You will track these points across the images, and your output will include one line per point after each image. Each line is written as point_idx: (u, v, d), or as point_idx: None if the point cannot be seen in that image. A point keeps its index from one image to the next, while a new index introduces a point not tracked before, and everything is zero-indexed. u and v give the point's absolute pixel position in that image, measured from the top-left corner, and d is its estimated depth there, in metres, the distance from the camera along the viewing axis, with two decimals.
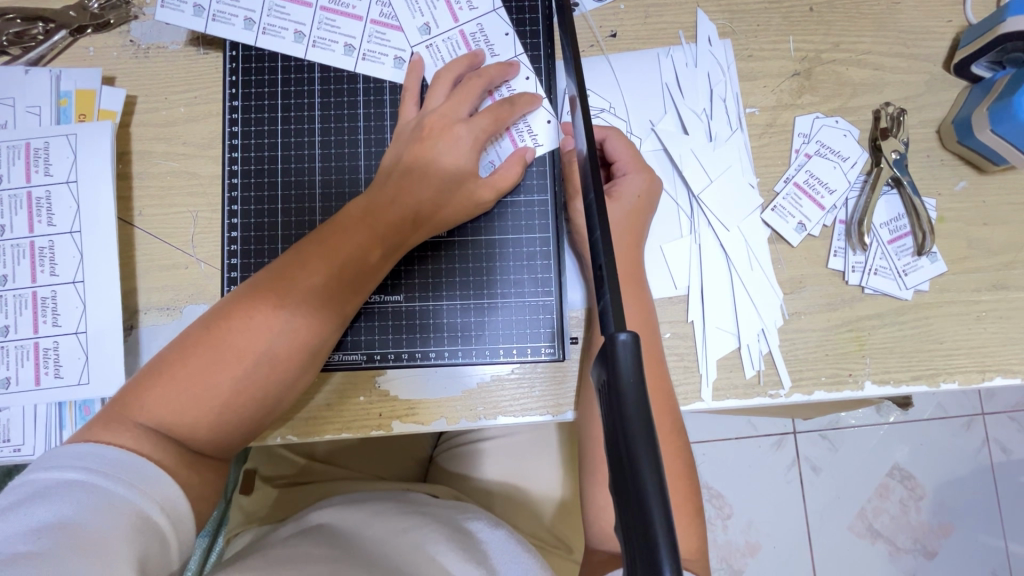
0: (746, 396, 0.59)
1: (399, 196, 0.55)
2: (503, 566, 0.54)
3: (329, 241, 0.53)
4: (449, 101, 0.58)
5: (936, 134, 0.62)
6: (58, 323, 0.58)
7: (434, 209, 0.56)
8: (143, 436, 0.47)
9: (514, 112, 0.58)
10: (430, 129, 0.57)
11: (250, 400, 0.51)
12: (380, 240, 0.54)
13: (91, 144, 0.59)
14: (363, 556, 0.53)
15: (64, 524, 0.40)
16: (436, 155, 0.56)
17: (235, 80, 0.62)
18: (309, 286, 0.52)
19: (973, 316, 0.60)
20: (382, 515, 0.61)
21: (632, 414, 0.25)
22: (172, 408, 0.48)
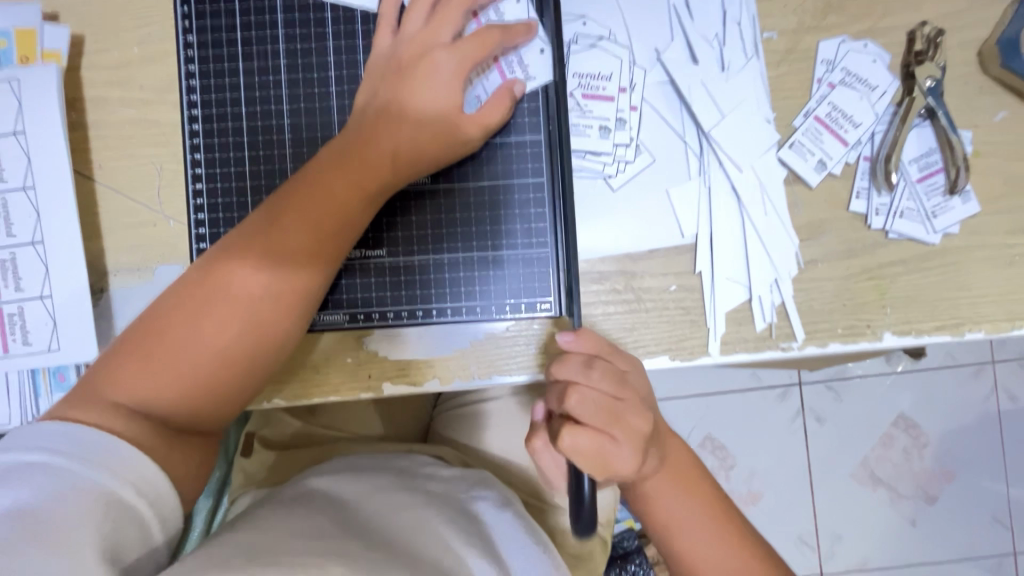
0: (756, 350, 0.55)
1: (376, 138, 0.50)
2: (507, 551, 0.57)
3: (304, 195, 0.48)
4: (429, 27, 0.52)
5: (976, 57, 0.56)
6: (21, 287, 0.54)
7: (416, 151, 0.50)
8: (121, 414, 0.45)
9: (504, 38, 0.52)
10: (409, 60, 0.51)
11: (235, 368, 0.48)
12: (359, 189, 0.49)
13: (38, 90, 0.54)
14: (359, 527, 0.53)
15: (27, 511, 0.38)
16: (417, 90, 0.50)
17: (188, 12, 0.56)
18: (287, 244, 0.48)
19: (1003, 260, 0.55)
20: (382, 490, 0.60)
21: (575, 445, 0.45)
22: (153, 385, 0.46)
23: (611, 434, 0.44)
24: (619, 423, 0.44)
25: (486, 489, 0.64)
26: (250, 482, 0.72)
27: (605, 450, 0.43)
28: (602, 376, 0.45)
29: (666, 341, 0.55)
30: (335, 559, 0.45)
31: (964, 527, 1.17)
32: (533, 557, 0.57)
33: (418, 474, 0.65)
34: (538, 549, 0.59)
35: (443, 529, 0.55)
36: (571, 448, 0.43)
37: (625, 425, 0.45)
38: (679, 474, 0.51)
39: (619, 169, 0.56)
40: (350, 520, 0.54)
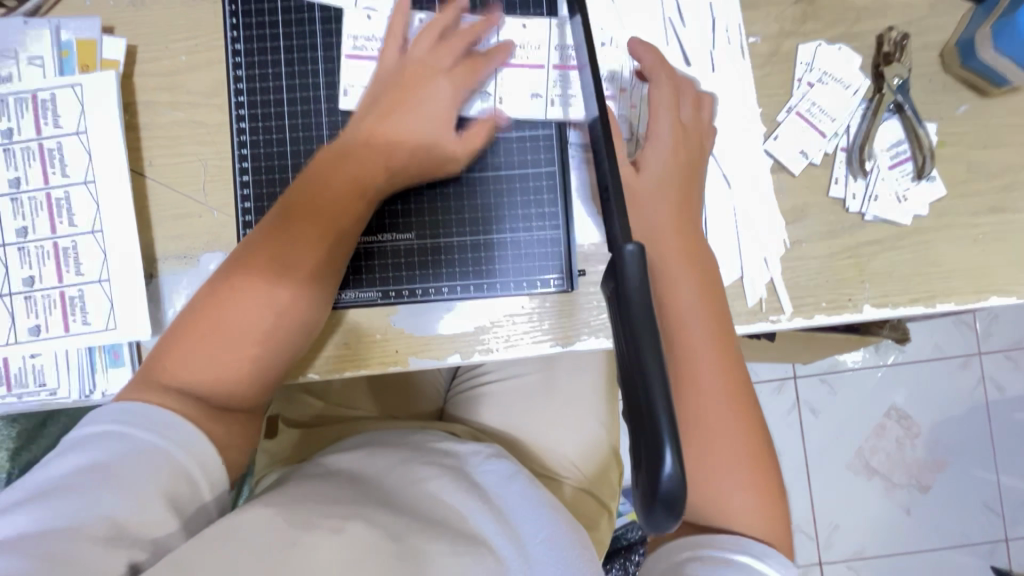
0: (748, 322, 0.61)
1: (378, 149, 0.56)
2: (519, 519, 0.61)
3: (317, 198, 0.54)
4: (426, 51, 0.58)
5: (939, 58, 0.62)
6: (80, 272, 0.59)
7: (421, 153, 0.57)
8: (166, 394, 0.50)
9: (489, 58, 0.59)
10: (409, 78, 0.58)
11: (261, 353, 0.53)
12: (364, 194, 0.55)
13: (98, 94, 0.60)
14: (385, 497, 0.58)
15: (102, 466, 0.45)
16: (416, 109, 0.57)
17: (236, 23, 0.62)
18: (305, 240, 0.54)
19: (969, 240, 0.61)
20: (402, 462, 0.66)
21: (653, 387, 0.31)
22: (191, 372, 0.51)
23: (681, 152, 0.57)
24: (686, 140, 0.57)
25: (497, 463, 0.69)
26: (277, 460, 0.78)
27: (683, 154, 0.57)
28: (672, 132, 0.57)
29: None
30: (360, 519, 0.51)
31: (955, 509, 1.22)
32: (544, 523, 0.62)
33: (435, 448, 0.70)
34: (549, 515, 0.63)
35: (457, 499, 0.61)
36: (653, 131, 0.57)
37: (689, 167, 0.57)
38: (728, 371, 0.54)
39: None
40: (377, 491, 0.59)
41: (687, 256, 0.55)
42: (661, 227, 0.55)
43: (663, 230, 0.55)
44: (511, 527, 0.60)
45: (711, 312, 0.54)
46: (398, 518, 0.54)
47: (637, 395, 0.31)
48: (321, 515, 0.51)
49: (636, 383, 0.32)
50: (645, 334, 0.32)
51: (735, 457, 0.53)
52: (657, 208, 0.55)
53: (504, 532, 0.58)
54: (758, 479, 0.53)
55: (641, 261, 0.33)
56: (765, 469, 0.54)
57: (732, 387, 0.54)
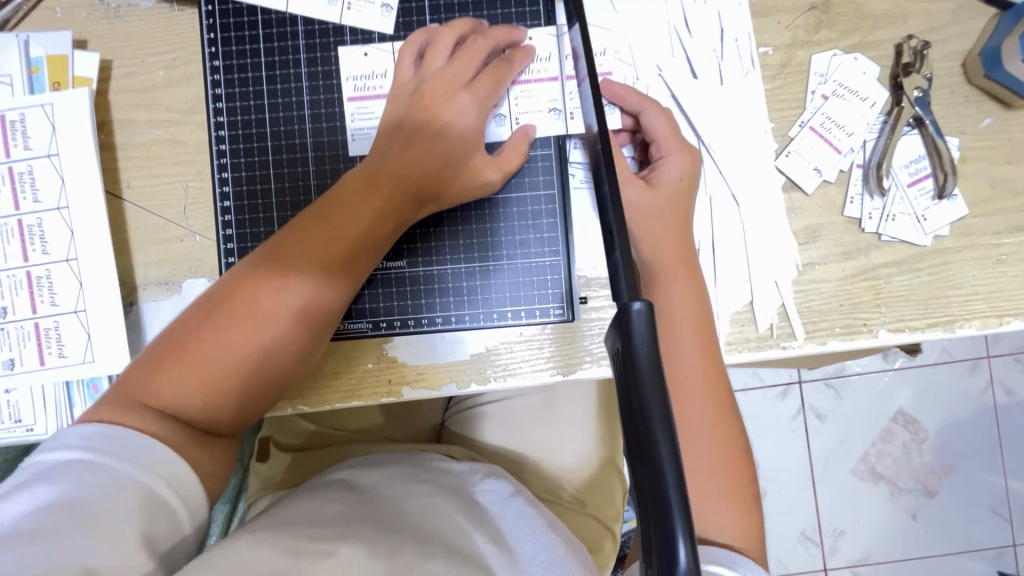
0: (759, 349, 0.58)
1: (403, 171, 0.52)
2: (519, 542, 0.58)
3: (331, 219, 0.51)
4: (451, 65, 0.54)
5: (961, 68, 0.59)
6: (56, 302, 0.57)
7: (441, 181, 0.53)
8: (150, 415, 0.47)
9: (513, 68, 0.56)
10: (432, 95, 0.54)
11: (256, 381, 0.50)
12: (383, 219, 0.52)
13: (70, 114, 0.56)
14: (376, 518, 0.55)
15: (69, 502, 0.41)
16: (442, 128, 0.53)
17: (214, 38, 0.59)
18: (316, 264, 0.50)
19: (991, 260, 0.58)
20: (398, 479, 0.65)
21: (660, 445, 0.27)
22: (180, 390, 0.48)
23: (679, 173, 0.55)
24: (682, 154, 0.55)
25: (498, 481, 0.67)
26: (269, 485, 0.76)
27: (682, 176, 0.55)
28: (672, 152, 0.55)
29: None
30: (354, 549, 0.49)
31: (963, 518, 1.19)
32: (543, 543, 0.59)
33: (432, 465, 0.69)
34: (551, 535, 0.60)
35: (454, 518, 0.59)
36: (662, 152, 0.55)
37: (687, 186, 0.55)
38: (718, 399, 0.52)
39: None
40: (369, 512, 0.56)
41: (682, 278, 0.53)
42: (659, 246, 0.54)
43: (660, 248, 0.54)
44: (508, 552, 0.57)
45: (706, 339, 0.53)
46: (393, 537, 0.52)
47: (639, 451, 0.27)
48: (314, 540, 0.49)
49: (638, 435, 0.27)
50: (652, 390, 0.27)
51: (716, 489, 0.50)
52: (652, 230, 0.54)
53: (501, 552, 0.56)
54: (744, 524, 0.50)
55: (647, 323, 0.29)
56: (747, 505, 0.51)
57: (723, 425, 0.52)
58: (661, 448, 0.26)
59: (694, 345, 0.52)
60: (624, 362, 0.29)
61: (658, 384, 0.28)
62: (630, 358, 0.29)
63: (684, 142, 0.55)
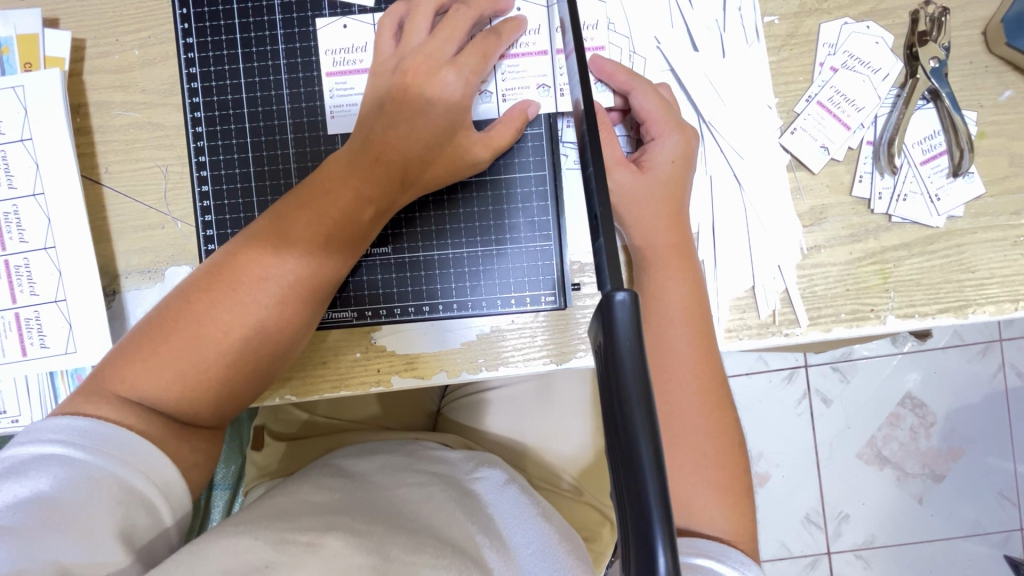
0: (760, 336, 0.55)
1: (385, 153, 0.49)
2: (510, 531, 0.58)
3: (310, 206, 0.49)
4: (433, 39, 0.51)
5: (981, 37, 0.55)
6: (35, 292, 0.55)
7: (424, 164, 0.51)
8: (129, 408, 0.46)
9: (501, 42, 0.53)
10: (413, 71, 0.51)
11: (234, 372, 0.48)
12: (364, 203, 0.49)
13: (42, 96, 0.54)
14: (366, 508, 0.54)
15: (43, 500, 0.41)
16: (425, 105, 0.50)
17: (188, 15, 0.56)
18: (295, 249, 0.48)
19: (1008, 242, 0.55)
20: (390, 468, 0.64)
21: (641, 439, 0.25)
22: (154, 383, 0.47)
23: (672, 151, 0.52)
24: (678, 133, 0.52)
25: (493, 469, 0.66)
26: (264, 473, 0.75)
27: (680, 156, 0.52)
28: (667, 130, 0.52)
29: None
30: (343, 537, 0.48)
31: (971, 503, 1.17)
32: (535, 531, 0.58)
33: (425, 453, 0.68)
34: (543, 524, 0.59)
35: (445, 507, 0.57)
36: (656, 131, 0.52)
37: (683, 168, 0.52)
38: (710, 392, 0.50)
39: None
40: (359, 500, 0.56)
41: (677, 265, 0.51)
42: (648, 232, 0.51)
43: (652, 235, 0.51)
44: (498, 541, 0.56)
45: (699, 326, 0.51)
46: (380, 528, 0.51)
47: (618, 441, 0.25)
48: (300, 530, 0.48)
49: (618, 431, 0.25)
50: (635, 385, 0.25)
51: (706, 482, 0.49)
52: (643, 212, 0.51)
53: (490, 542, 0.55)
54: (736, 517, 0.49)
55: (631, 313, 0.26)
56: (739, 498, 0.49)
57: (714, 414, 0.50)
58: (642, 441, 0.25)
59: (685, 336, 0.50)
60: (605, 355, 0.27)
61: (641, 374, 0.26)
62: (611, 351, 0.26)
63: (678, 122, 0.52)
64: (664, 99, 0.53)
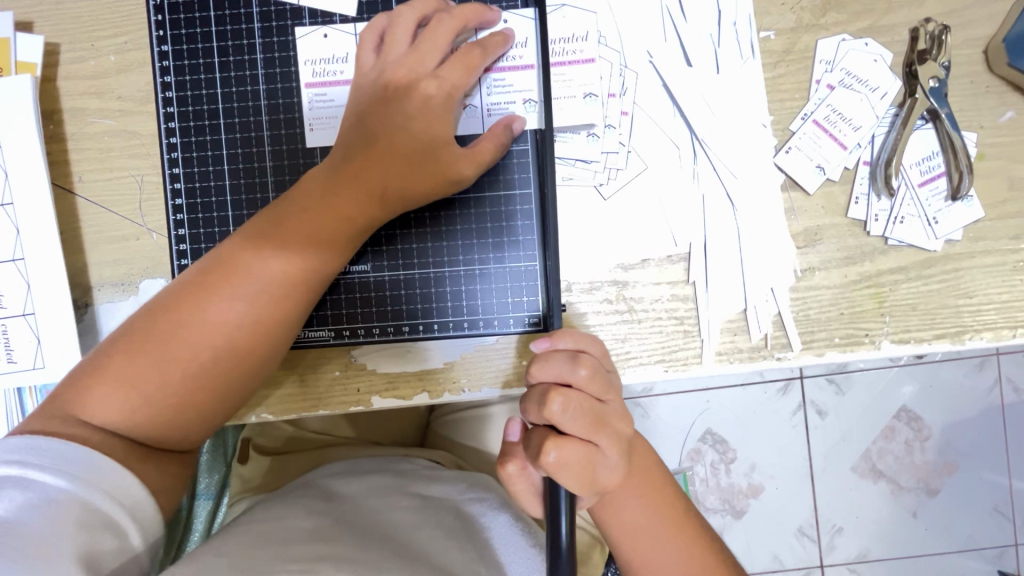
0: (750, 360, 0.54)
1: (363, 171, 0.48)
2: (509, 560, 0.57)
3: (284, 226, 0.48)
4: (414, 53, 0.50)
5: (982, 55, 0.53)
6: (3, 304, 0.53)
7: (404, 183, 0.49)
8: (90, 428, 0.45)
9: (486, 56, 0.51)
10: (394, 85, 0.49)
11: (207, 392, 0.47)
12: (342, 223, 0.48)
13: (12, 102, 0.52)
14: (354, 536, 0.52)
15: (0, 524, 0.39)
16: (405, 122, 0.49)
17: (163, 21, 0.54)
18: (269, 269, 0.47)
19: (1007, 266, 0.53)
20: (378, 490, 0.62)
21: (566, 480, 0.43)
22: (121, 404, 0.46)
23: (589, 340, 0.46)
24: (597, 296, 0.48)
25: (485, 492, 0.64)
26: (247, 488, 0.73)
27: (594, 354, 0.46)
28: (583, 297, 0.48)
29: (659, 353, 0.54)
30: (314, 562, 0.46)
31: (965, 520, 1.16)
32: (529, 558, 0.57)
33: (416, 475, 0.66)
34: (537, 555, 0.58)
35: (438, 538, 0.56)
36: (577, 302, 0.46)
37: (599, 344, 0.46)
38: (657, 488, 0.50)
39: (610, 177, 0.54)
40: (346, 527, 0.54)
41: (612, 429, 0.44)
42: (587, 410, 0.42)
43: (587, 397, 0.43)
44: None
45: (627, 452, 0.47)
46: (374, 555, 0.49)
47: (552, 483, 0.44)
48: (276, 559, 0.46)
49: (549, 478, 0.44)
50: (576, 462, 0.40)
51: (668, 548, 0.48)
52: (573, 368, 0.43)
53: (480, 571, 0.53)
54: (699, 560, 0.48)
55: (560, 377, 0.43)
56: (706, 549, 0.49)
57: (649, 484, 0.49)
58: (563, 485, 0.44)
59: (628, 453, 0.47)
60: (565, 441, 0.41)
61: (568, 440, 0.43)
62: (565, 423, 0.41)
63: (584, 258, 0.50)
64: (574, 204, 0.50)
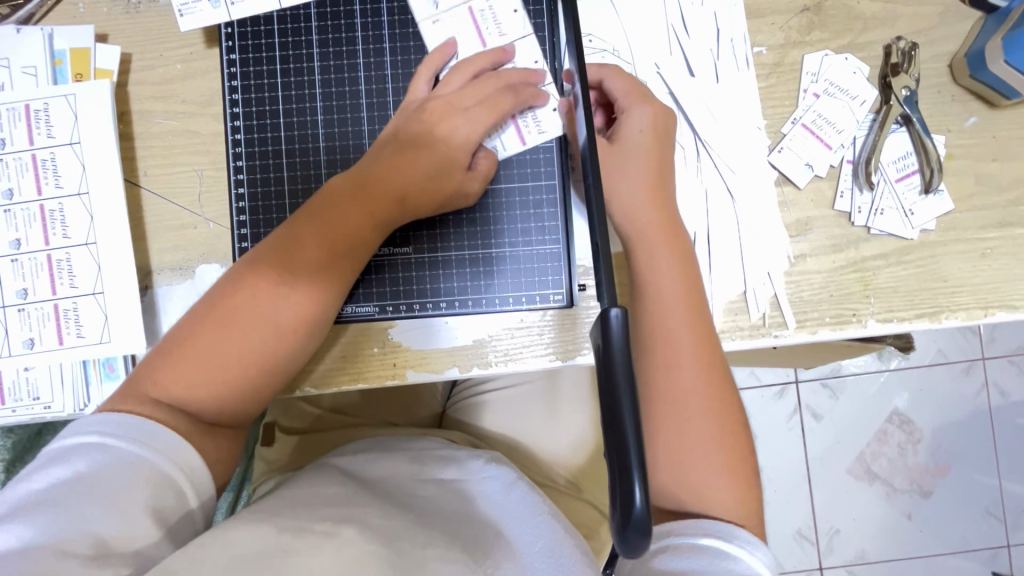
0: (751, 338, 0.60)
1: (394, 175, 0.55)
2: (519, 533, 0.58)
3: (327, 224, 0.53)
4: (460, 91, 0.57)
5: (948, 69, 0.61)
6: (74, 285, 0.59)
7: (430, 185, 0.55)
8: (160, 405, 0.50)
9: (516, 102, 0.57)
10: (432, 113, 0.56)
11: (251, 375, 0.52)
12: (376, 218, 0.54)
13: (90, 104, 0.59)
14: (383, 508, 0.57)
15: (82, 480, 0.45)
16: (430, 136, 0.56)
17: (231, 32, 0.61)
18: (305, 262, 0.52)
19: (976, 254, 0.60)
20: (403, 475, 0.66)
21: (620, 373, 0.34)
22: (183, 385, 0.51)
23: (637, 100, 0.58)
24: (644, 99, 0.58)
25: (498, 468, 0.67)
26: (275, 468, 0.78)
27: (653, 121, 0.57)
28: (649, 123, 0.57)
29: None
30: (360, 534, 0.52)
31: (958, 518, 1.21)
32: (543, 529, 0.59)
33: (431, 457, 0.69)
34: (550, 524, 0.60)
35: (455, 515, 0.60)
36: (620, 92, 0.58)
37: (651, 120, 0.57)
38: (713, 375, 0.54)
39: None
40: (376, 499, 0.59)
41: (664, 248, 0.55)
42: (637, 216, 0.56)
43: (638, 217, 0.56)
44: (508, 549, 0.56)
45: (696, 312, 0.55)
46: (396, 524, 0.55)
47: (611, 421, 0.34)
48: (321, 524, 0.52)
49: (608, 414, 0.34)
50: (623, 377, 0.34)
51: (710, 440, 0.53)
52: (632, 197, 0.56)
53: (498, 550, 0.55)
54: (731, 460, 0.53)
55: (623, 324, 0.35)
56: (746, 475, 0.53)
57: (715, 389, 0.53)
58: (625, 413, 0.33)
59: (679, 310, 0.54)
60: (603, 354, 0.36)
61: (630, 385, 0.34)
62: (607, 350, 0.35)
63: (644, 96, 0.58)
64: (634, 81, 0.59)
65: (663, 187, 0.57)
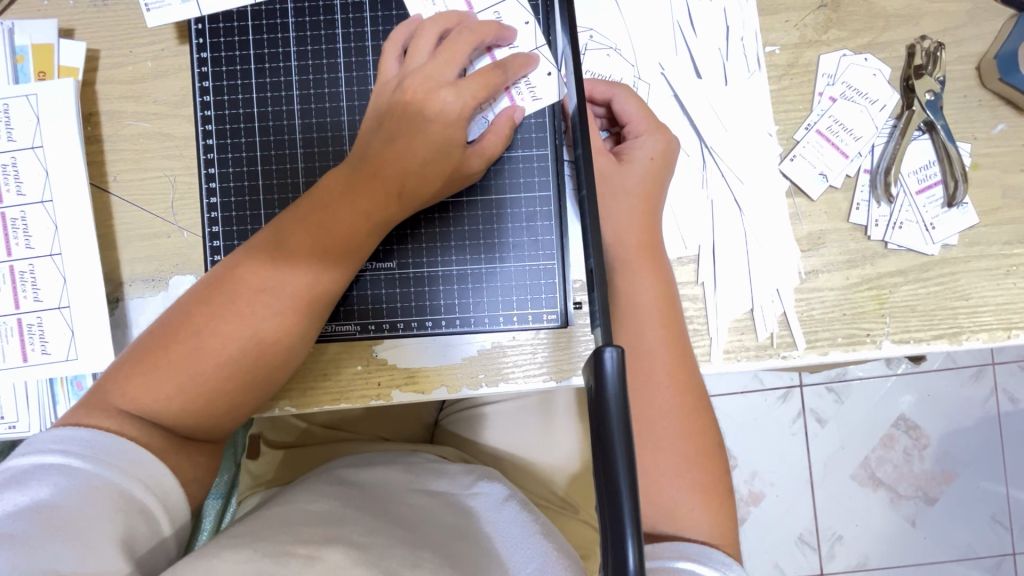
0: (758, 359, 0.56)
1: (384, 168, 0.50)
2: (509, 549, 0.56)
3: (313, 222, 0.49)
4: (433, 61, 0.52)
5: (975, 71, 0.57)
6: (38, 297, 0.55)
7: (422, 178, 0.51)
8: (128, 420, 0.47)
9: (506, 76, 0.53)
10: (414, 92, 0.52)
11: (233, 385, 0.48)
12: (365, 217, 0.49)
13: (54, 104, 0.55)
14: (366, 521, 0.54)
15: (43, 507, 0.41)
16: (421, 122, 0.51)
17: (202, 29, 0.57)
18: (286, 264, 0.49)
19: (1001, 271, 0.56)
20: (390, 483, 0.63)
21: (614, 425, 0.30)
22: (153, 397, 0.47)
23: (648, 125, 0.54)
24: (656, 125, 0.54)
25: (493, 484, 0.64)
26: (259, 483, 0.75)
27: (662, 151, 0.53)
28: (655, 151, 0.53)
29: None
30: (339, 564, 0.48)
31: (964, 527, 1.17)
32: (535, 548, 0.56)
33: (423, 467, 0.67)
34: (543, 542, 0.57)
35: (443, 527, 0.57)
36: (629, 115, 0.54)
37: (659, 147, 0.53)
38: (689, 399, 0.51)
39: None
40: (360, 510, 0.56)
41: (647, 266, 0.52)
42: (620, 231, 0.52)
43: (623, 232, 0.52)
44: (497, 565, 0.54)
45: (673, 334, 0.51)
46: (381, 542, 0.51)
47: (604, 480, 0.30)
48: (300, 546, 0.48)
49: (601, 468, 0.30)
50: (618, 426, 0.30)
51: (684, 465, 0.50)
52: (616, 216, 0.52)
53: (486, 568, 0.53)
54: (707, 487, 0.50)
55: (618, 365, 0.31)
56: (722, 505, 0.50)
57: (688, 410, 0.51)
58: (620, 477, 0.30)
59: (658, 333, 0.51)
60: (595, 402, 0.31)
61: (626, 441, 0.30)
62: (600, 396, 0.31)
63: (658, 124, 0.54)
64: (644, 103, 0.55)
65: (662, 166, 0.53)
